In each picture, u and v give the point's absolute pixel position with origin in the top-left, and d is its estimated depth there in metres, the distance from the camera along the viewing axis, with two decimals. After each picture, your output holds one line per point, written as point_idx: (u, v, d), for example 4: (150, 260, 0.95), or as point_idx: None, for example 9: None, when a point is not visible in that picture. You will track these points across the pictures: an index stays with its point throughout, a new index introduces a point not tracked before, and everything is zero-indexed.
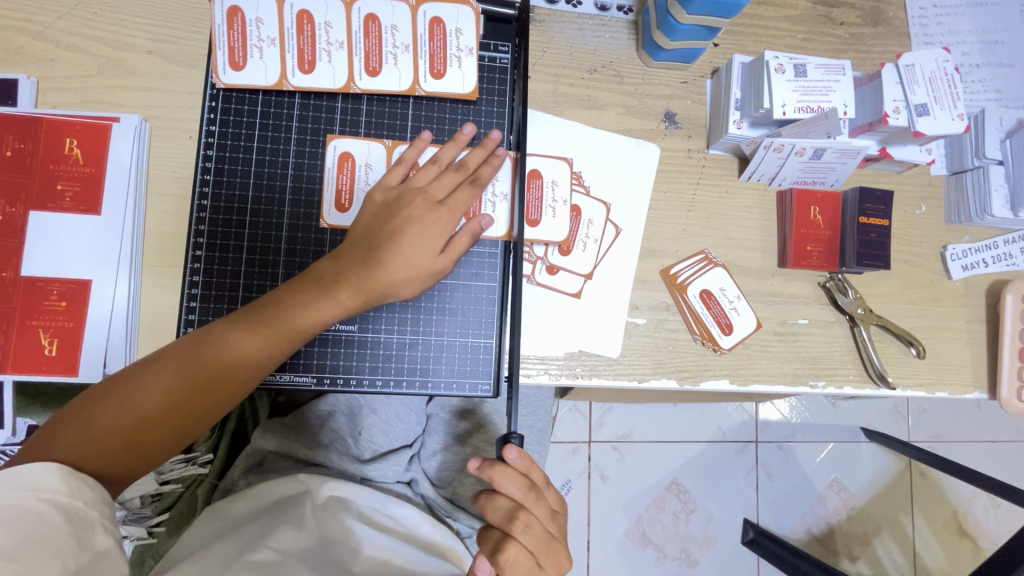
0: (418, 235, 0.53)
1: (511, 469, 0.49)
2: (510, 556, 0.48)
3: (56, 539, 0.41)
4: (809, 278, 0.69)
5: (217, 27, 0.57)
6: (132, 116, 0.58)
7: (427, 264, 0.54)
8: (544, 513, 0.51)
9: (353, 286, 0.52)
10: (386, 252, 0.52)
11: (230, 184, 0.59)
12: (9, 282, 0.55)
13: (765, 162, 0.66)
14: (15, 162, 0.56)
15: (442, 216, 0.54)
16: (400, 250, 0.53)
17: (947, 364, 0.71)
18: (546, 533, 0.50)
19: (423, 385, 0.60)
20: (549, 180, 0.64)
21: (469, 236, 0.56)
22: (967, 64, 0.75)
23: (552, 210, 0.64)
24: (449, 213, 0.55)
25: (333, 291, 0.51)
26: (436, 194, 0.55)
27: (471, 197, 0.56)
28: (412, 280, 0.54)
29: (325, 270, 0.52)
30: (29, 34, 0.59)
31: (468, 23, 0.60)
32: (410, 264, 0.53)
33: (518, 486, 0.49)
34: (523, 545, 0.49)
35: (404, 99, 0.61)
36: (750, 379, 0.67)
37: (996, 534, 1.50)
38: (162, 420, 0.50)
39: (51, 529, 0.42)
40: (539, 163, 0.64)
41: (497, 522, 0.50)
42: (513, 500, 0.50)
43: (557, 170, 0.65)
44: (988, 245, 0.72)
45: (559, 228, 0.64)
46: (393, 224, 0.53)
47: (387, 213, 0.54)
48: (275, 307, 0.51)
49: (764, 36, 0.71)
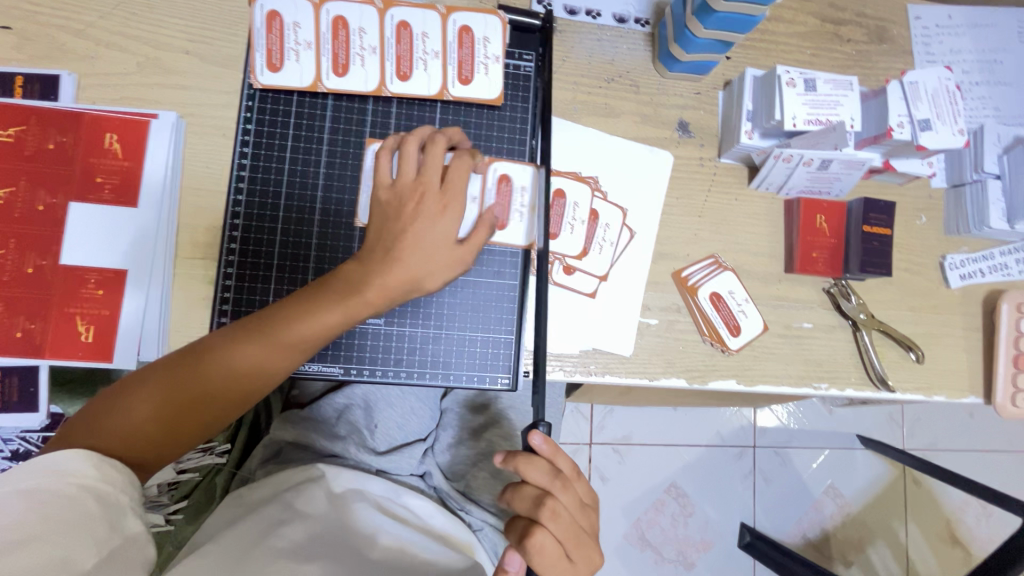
0: (434, 228, 0.55)
1: (536, 456, 0.52)
2: (537, 542, 0.50)
3: (89, 523, 0.43)
4: (814, 284, 0.72)
5: (256, 30, 0.60)
6: (170, 113, 0.60)
7: (447, 256, 0.56)
8: (572, 502, 0.53)
9: (376, 284, 0.53)
10: (407, 251, 0.54)
11: (264, 182, 0.61)
12: (48, 270, 0.57)
13: (774, 172, 0.68)
14: (56, 155, 0.58)
15: (460, 211, 0.56)
16: (420, 245, 0.55)
17: (944, 369, 0.74)
18: (573, 524, 0.52)
19: (445, 378, 0.62)
20: (570, 202, 0.68)
21: (486, 228, 0.58)
22: (967, 82, 0.78)
23: (570, 227, 0.68)
24: (464, 206, 0.57)
25: (359, 290, 0.53)
26: (451, 188, 0.57)
27: (490, 190, 0.58)
28: (432, 271, 0.56)
29: (351, 271, 0.54)
30: (71, 32, 0.61)
31: (495, 32, 0.63)
32: (431, 258, 0.55)
33: (544, 472, 0.52)
34: (551, 532, 0.51)
35: (432, 103, 0.64)
36: (756, 380, 0.70)
37: (987, 542, 1.53)
38: (193, 411, 0.52)
39: (84, 512, 0.43)
40: (563, 183, 0.68)
41: (524, 511, 0.52)
42: (539, 488, 0.52)
43: (578, 192, 0.68)
44: (985, 256, 0.75)
45: (576, 243, 0.68)
46: (410, 220, 0.55)
47: (406, 210, 0.56)
48: (304, 306, 0.53)
49: (774, 51, 0.74)
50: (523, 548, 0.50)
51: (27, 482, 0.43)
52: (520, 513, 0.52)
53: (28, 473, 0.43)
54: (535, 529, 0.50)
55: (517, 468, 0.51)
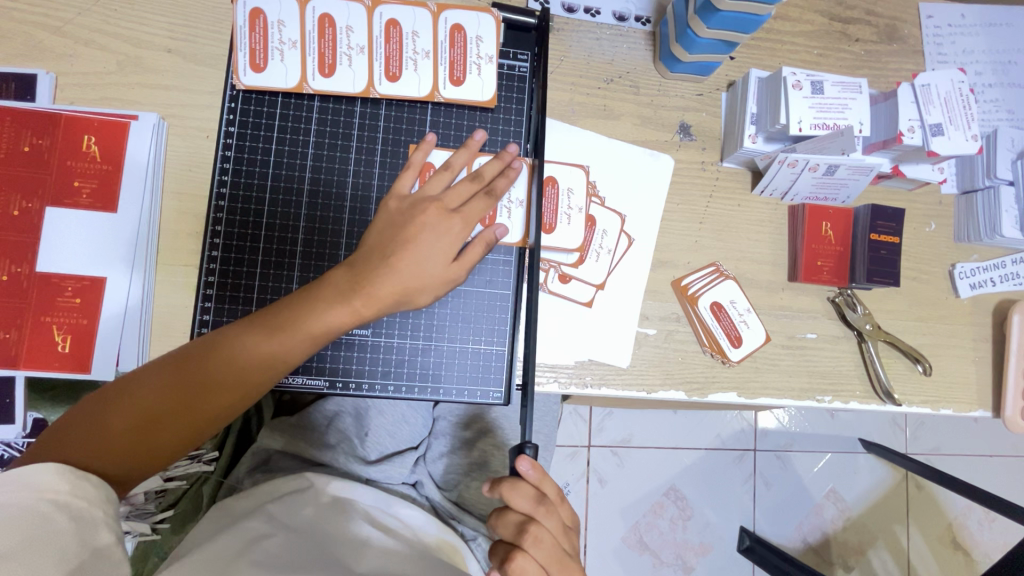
0: (430, 243, 0.54)
1: (523, 482, 0.50)
2: (519, 567, 0.48)
3: (58, 538, 0.41)
4: (819, 293, 0.70)
5: (239, 29, 0.58)
6: (151, 114, 0.58)
7: (440, 271, 0.54)
8: (556, 528, 0.51)
9: (367, 293, 0.51)
10: (400, 260, 0.53)
11: (248, 187, 0.59)
12: (24, 277, 0.55)
13: (778, 177, 0.66)
14: (33, 158, 0.56)
15: (456, 224, 0.55)
16: (413, 256, 0.53)
17: (952, 382, 0.72)
18: (557, 548, 0.50)
19: (435, 392, 0.60)
20: (564, 188, 0.64)
21: (483, 244, 0.56)
22: (980, 84, 0.75)
23: (567, 217, 0.64)
24: (463, 221, 0.55)
25: (349, 299, 0.51)
26: (451, 202, 0.56)
27: (487, 207, 0.56)
28: (424, 287, 0.54)
29: (340, 277, 0.52)
30: (49, 30, 0.59)
31: (489, 31, 0.60)
32: (424, 272, 0.53)
33: (528, 499, 0.50)
34: (533, 558, 0.49)
35: (423, 105, 0.61)
36: (757, 392, 0.68)
37: (989, 547, 1.51)
38: (174, 421, 0.50)
39: (53, 528, 0.41)
40: (555, 170, 0.65)
41: (508, 536, 0.51)
42: (523, 514, 0.50)
43: (573, 178, 0.65)
44: (996, 264, 0.73)
45: (573, 235, 0.64)
46: (406, 232, 0.54)
47: (402, 221, 0.54)
48: (290, 312, 0.51)
49: (780, 51, 0.71)
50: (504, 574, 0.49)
51: None
52: (504, 538, 0.51)
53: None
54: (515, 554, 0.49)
55: (502, 493, 0.50)
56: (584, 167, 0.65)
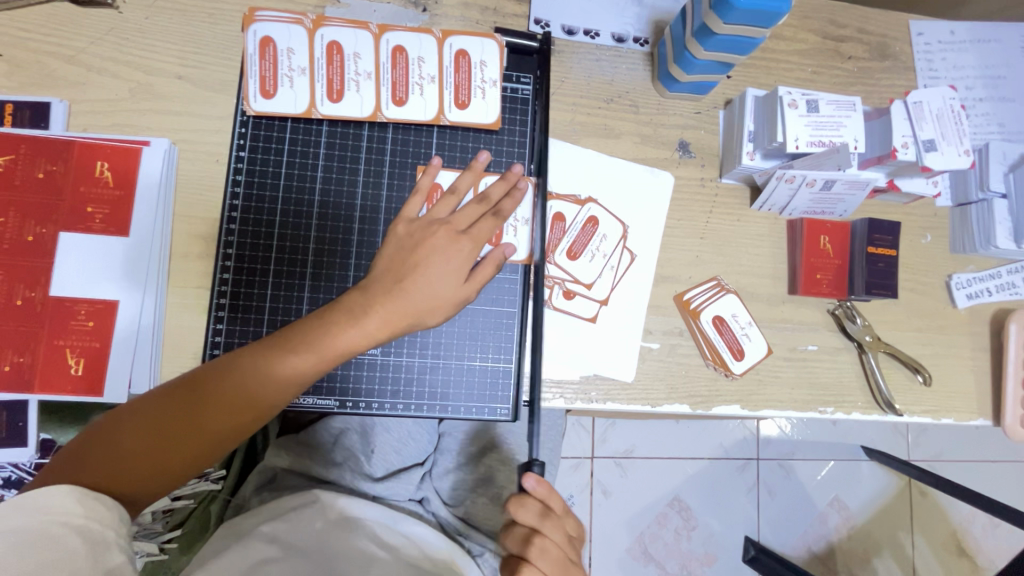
0: (442, 265, 0.55)
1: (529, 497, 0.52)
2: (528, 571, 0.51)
3: (71, 560, 0.41)
4: (818, 306, 0.71)
5: (250, 56, 0.59)
6: (162, 140, 0.59)
7: (451, 293, 0.56)
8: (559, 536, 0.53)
9: (379, 314, 0.52)
10: (411, 283, 0.54)
11: (258, 210, 0.60)
12: (37, 302, 0.56)
13: (777, 192, 0.67)
14: (46, 184, 0.57)
15: (465, 245, 0.57)
16: (424, 279, 0.54)
17: (952, 391, 0.73)
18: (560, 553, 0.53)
19: (443, 410, 0.61)
20: (599, 232, 0.67)
21: (493, 265, 0.58)
22: (971, 99, 0.77)
23: (591, 257, 0.67)
24: (472, 242, 0.57)
25: (361, 321, 0.52)
26: (459, 224, 0.57)
27: (494, 227, 0.58)
28: (436, 309, 0.55)
29: (352, 300, 0.53)
30: (62, 58, 0.60)
31: (492, 56, 0.62)
32: (436, 293, 0.55)
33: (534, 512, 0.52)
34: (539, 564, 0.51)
35: (429, 128, 0.63)
36: (760, 404, 0.69)
37: (994, 554, 1.51)
38: (188, 441, 0.50)
39: (67, 551, 0.42)
40: (600, 213, 0.68)
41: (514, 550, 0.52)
42: (530, 527, 0.52)
43: (610, 226, 0.68)
44: (992, 274, 0.74)
45: (589, 271, 0.67)
46: (416, 255, 0.55)
47: (414, 247, 0.56)
48: (305, 334, 0.52)
49: (775, 69, 0.73)
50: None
51: (11, 520, 0.41)
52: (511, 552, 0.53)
53: (12, 510, 0.42)
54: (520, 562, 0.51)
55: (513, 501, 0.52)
56: (595, 199, 0.68)
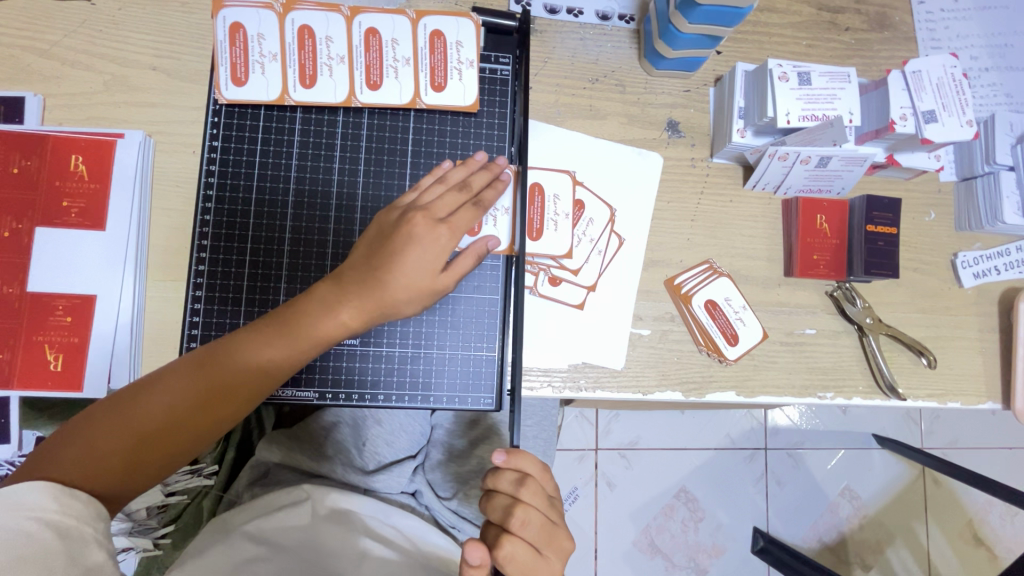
0: (421, 257, 0.52)
1: (526, 472, 0.48)
2: (507, 551, 0.45)
3: (47, 558, 0.41)
4: (816, 287, 0.68)
5: (220, 44, 0.58)
6: (136, 132, 0.59)
7: (427, 282, 0.53)
8: (543, 503, 0.48)
9: (353, 305, 0.51)
10: (384, 273, 0.51)
11: (233, 200, 0.59)
12: (15, 298, 0.55)
13: (770, 171, 0.65)
14: (21, 179, 0.57)
15: (443, 234, 0.53)
16: (400, 268, 0.51)
17: (959, 375, 0.70)
18: (547, 524, 0.47)
19: (426, 400, 0.60)
20: (587, 216, 0.65)
21: (474, 257, 0.55)
22: (976, 69, 0.73)
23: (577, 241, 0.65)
24: (451, 231, 0.53)
25: (337, 312, 0.51)
26: (438, 212, 0.54)
27: (474, 218, 0.55)
28: (414, 298, 0.52)
29: (327, 291, 0.51)
30: (36, 52, 0.60)
31: (468, 36, 0.60)
32: (411, 285, 0.52)
33: (532, 490, 0.48)
34: (522, 539, 0.46)
35: (405, 112, 0.61)
36: (756, 390, 0.66)
37: (1013, 543, 1.47)
38: (164, 439, 0.49)
39: (42, 547, 0.42)
40: (587, 197, 0.66)
41: (520, 531, 0.46)
42: (527, 505, 0.47)
43: (597, 210, 0.66)
44: (1000, 252, 0.71)
45: (579, 256, 0.65)
46: (392, 244, 0.52)
47: (395, 235, 0.52)
48: (278, 326, 0.51)
49: (768, 43, 0.70)
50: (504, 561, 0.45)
51: None
52: (518, 534, 0.46)
53: None
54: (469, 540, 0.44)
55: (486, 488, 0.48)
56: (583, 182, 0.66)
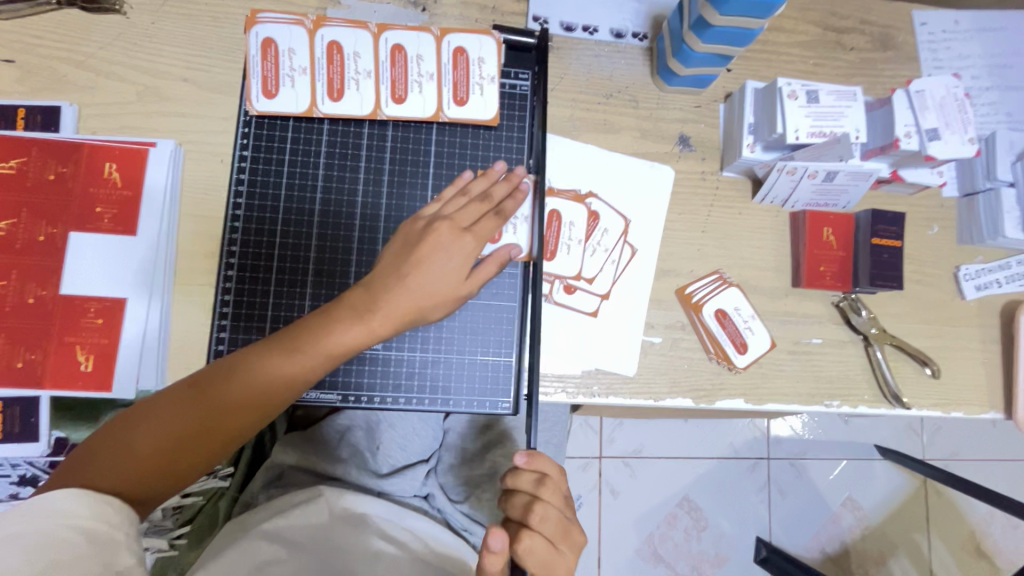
0: (447, 264, 0.54)
1: (545, 472, 0.50)
2: (526, 546, 0.47)
3: (79, 563, 0.42)
4: (822, 298, 0.70)
5: (252, 57, 0.60)
6: (168, 141, 0.61)
7: (451, 289, 0.55)
8: (560, 501, 0.50)
9: (382, 312, 0.52)
10: (412, 281, 0.53)
11: (261, 209, 0.61)
12: (48, 300, 0.57)
13: (778, 185, 0.67)
14: (57, 186, 0.59)
15: (467, 242, 0.55)
16: (425, 274, 0.53)
17: (962, 385, 0.71)
18: (564, 521, 0.49)
19: (445, 403, 0.62)
20: (601, 227, 0.67)
21: (496, 264, 0.57)
22: (977, 88, 0.76)
23: (591, 250, 0.67)
24: (475, 240, 0.55)
25: (365, 319, 0.52)
26: (462, 221, 0.56)
27: (495, 226, 0.57)
28: (438, 304, 0.54)
29: (357, 297, 0.53)
30: (72, 64, 0.62)
31: (490, 52, 0.63)
32: (436, 291, 0.54)
33: (550, 488, 0.49)
34: (541, 535, 0.47)
35: (428, 125, 0.63)
36: (764, 398, 0.68)
37: (1015, 555, 1.47)
38: (197, 443, 0.51)
39: (75, 552, 0.42)
40: (602, 208, 0.68)
41: (539, 527, 0.47)
42: (546, 503, 0.49)
43: (611, 221, 0.68)
44: (1001, 265, 0.73)
45: (593, 265, 0.67)
46: (419, 252, 0.54)
47: (421, 243, 0.54)
48: (308, 332, 0.52)
49: (776, 61, 0.73)
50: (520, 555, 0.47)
51: (15, 527, 0.42)
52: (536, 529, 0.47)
53: (20, 517, 0.42)
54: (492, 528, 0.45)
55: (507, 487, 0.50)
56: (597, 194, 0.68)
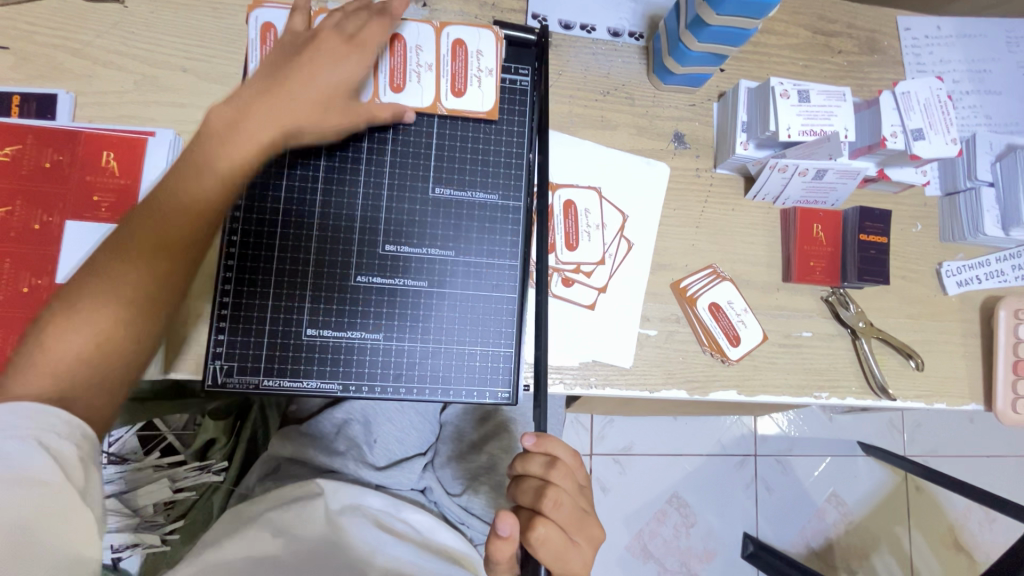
0: (335, 69, 0.58)
1: (552, 457, 0.51)
2: (541, 534, 0.47)
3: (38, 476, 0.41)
4: (812, 293, 0.72)
5: (251, 42, 0.61)
6: (167, 131, 0.61)
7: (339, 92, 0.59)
8: (572, 488, 0.51)
9: (250, 124, 0.56)
10: (298, 71, 0.57)
11: (262, 199, 0.61)
12: (44, 289, 0.57)
13: (770, 182, 0.69)
14: (52, 173, 0.58)
15: (352, 54, 0.59)
16: (314, 72, 0.57)
17: (944, 377, 0.74)
18: (577, 510, 0.50)
19: (445, 394, 0.62)
20: (599, 223, 0.69)
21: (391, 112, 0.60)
22: (958, 92, 0.79)
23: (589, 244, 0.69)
24: (355, 52, 0.59)
25: (245, 114, 0.56)
26: (345, 30, 0.59)
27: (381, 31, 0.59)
28: (319, 123, 0.59)
29: (227, 141, 0.56)
30: (69, 51, 0.62)
31: (489, 46, 0.64)
32: (320, 90, 0.58)
33: (561, 475, 0.50)
34: (554, 522, 0.48)
35: (429, 118, 0.64)
36: (756, 390, 0.70)
37: (991, 548, 1.51)
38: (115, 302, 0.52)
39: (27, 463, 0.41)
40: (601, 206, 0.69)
41: (553, 513, 0.48)
42: (553, 486, 0.49)
43: (610, 217, 0.69)
44: (981, 262, 0.76)
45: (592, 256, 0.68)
46: (303, 57, 0.58)
47: (308, 48, 0.58)
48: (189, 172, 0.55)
49: (767, 62, 0.75)
50: (527, 541, 0.47)
51: None
52: (548, 513, 0.48)
53: None
54: (501, 511, 0.46)
55: (515, 473, 0.51)
56: (597, 189, 0.70)
